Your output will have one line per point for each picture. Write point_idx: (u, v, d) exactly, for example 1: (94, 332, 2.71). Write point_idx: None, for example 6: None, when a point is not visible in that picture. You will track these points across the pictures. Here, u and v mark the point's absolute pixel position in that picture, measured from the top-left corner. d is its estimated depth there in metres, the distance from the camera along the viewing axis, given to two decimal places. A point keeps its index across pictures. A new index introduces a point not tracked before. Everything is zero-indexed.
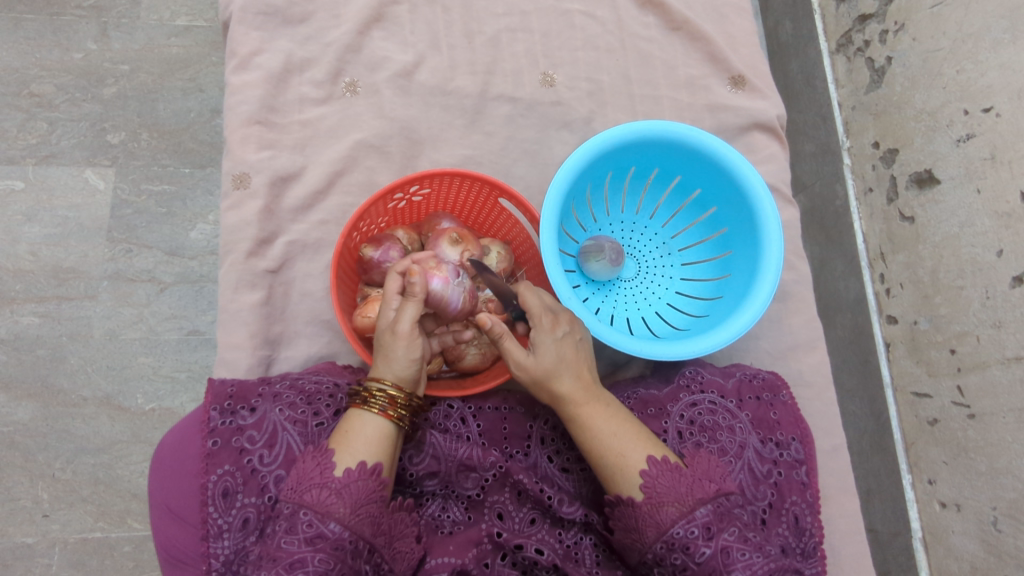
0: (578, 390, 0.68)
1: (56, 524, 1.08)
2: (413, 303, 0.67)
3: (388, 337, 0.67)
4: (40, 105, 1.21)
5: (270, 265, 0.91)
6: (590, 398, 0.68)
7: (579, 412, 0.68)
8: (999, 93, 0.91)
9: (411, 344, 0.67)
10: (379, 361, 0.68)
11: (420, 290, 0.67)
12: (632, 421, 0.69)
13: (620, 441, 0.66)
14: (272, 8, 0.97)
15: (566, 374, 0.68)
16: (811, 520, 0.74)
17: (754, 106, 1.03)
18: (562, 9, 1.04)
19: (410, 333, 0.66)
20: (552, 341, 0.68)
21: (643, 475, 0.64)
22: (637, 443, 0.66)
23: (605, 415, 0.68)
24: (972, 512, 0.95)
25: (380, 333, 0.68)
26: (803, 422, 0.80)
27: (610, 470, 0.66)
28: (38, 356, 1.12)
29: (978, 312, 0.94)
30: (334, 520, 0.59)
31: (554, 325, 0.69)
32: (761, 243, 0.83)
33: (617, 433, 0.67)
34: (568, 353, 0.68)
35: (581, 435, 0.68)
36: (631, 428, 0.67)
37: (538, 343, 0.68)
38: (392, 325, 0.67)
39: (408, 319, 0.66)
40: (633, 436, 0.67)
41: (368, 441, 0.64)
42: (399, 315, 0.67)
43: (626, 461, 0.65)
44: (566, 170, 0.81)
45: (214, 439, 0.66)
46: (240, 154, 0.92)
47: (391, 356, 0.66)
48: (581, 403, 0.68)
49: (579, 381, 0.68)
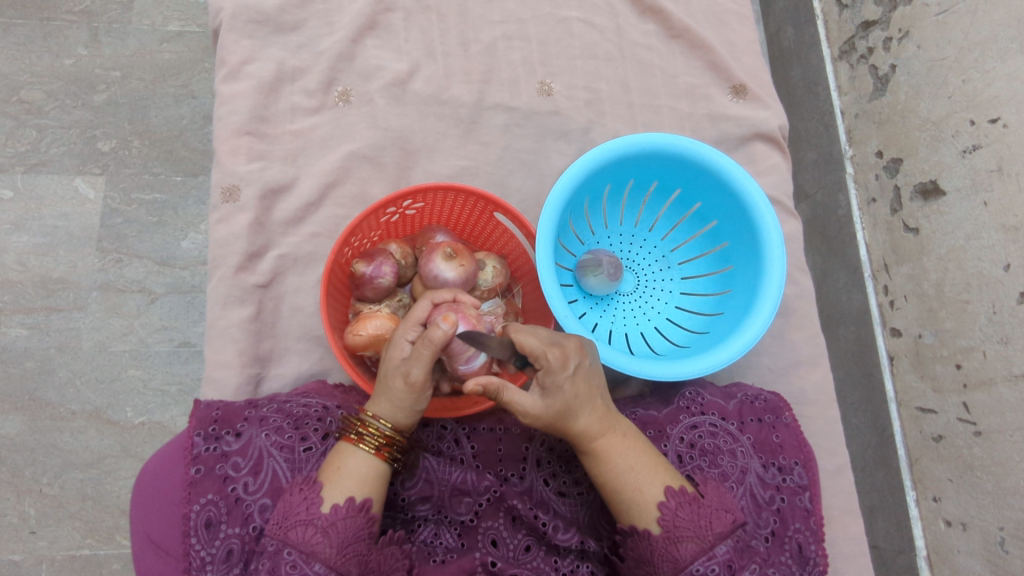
0: (595, 424, 0.64)
1: (43, 541, 1.06)
2: (430, 351, 0.60)
3: (398, 380, 0.62)
4: (30, 111, 1.19)
5: (260, 279, 0.89)
6: (606, 429, 0.65)
7: (595, 447, 0.64)
8: (1006, 103, 0.88)
9: (419, 397, 0.63)
10: (381, 397, 0.64)
11: (441, 339, 0.59)
12: (645, 447, 0.66)
13: (636, 477, 0.63)
14: (264, 16, 0.95)
15: (583, 411, 0.63)
16: (815, 548, 0.72)
17: (755, 116, 1.01)
18: (560, 17, 1.02)
19: (421, 385, 0.62)
20: (565, 381, 0.61)
21: (661, 508, 0.62)
22: (654, 477, 0.64)
23: (622, 447, 0.65)
24: (978, 532, 0.93)
25: (388, 367, 0.63)
26: (807, 446, 0.77)
27: (626, 504, 0.63)
28: (26, 368, 1.10)
29: (985, 328, 0.92)
30: (319, 561, 0.57)
31: (564, 362, 0.61)
32: (763, 259, 0.82)
33: (634, 466, 0.64)
34: (581, 388, 0.62)
35: (595, 464, 0.65)
36: (648, 457, 0.65)
37: (549, 386, 0.61)
38: (404, 371, 0.61)
39: (422, 370, 0.61)
40: (650, 467, 0.64)
41: (359, 478, 0.62)
42: (414, 361, 0.61)
43: (643, 495, 0.63)
44: (564, 184, 0.79)
45: (197, 466, 0.64)
46: (229, 166, 0.90)
47: (396, 401, 0.63)
48: (597, 436, 0.64)
49: (596, 414, 0.64)
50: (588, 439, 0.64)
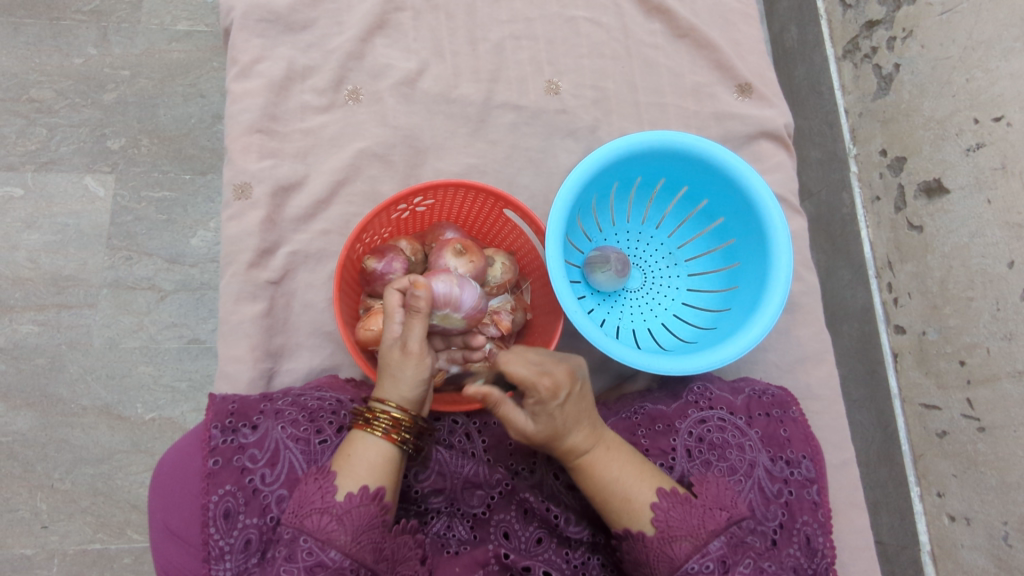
0: (583, 441, 0.65)
1: (55, 535, 1.07)
2: (419, 316, 0.64)
3: (397, 353, 0.65)
4: (40, 110, 1.20)
5: (272, 276, 0.90)
6: (594, 445, 0.65)
7: (581, 463, 0.65)
8: (1010, 102, 0.89)
9: (421, 365, 0.65)
10: (384, 381, 0.66)
11: (424, 304, 0.63)
12: (631, 455, 0.67)
13: (623, 485, 0.64)
14: (275, 15, 0.96)
15: (572, 432, 0.64)
16: (823, 540, 0.73)
17: (761, 115, 1.02)
18: (567, 16, 1.03)
19: (420, 352, 0.64)
20: (554, 409, 0.61)
21: (654, 509, 0.63)
22: (641, 482, 0.65)
23: (607, 459, 0.65)
24: (982, 527, 0.94)
25: (385, 349, 0.66)
26: (814, 439, 0.78)
27: (616, 512, 0.64)
28: (37, 365, 1.11)
29: (989, 325, 0.93)
30: (335, 548, 0.58)
31: (555, 391, 0.61)
32: (770, 255, 0.82)
33: (620, 477, 0.65)
34: (571, 412, 0.63)
35: (584, 476, 0.66)
36: (634, 465, 0.66)
37: (539, 412, 0.62)
38: (401, 343, 0.65)
39: (417, 337, 0.64)
40: (636, 473, 0.65)
41: (371, 466, 0.62)
42: (407, 332, 0.64)
43: (632, 503, 0.64)
44: (573, 180, 0.80)
45: (215, 458, 0.65)
46: (241, 163, 0.91)
47: (400, 378, 0.64)
48: (584, 452, 0.65)
49: (584, 433, 0.65)
50: (575, 455, 0.65)
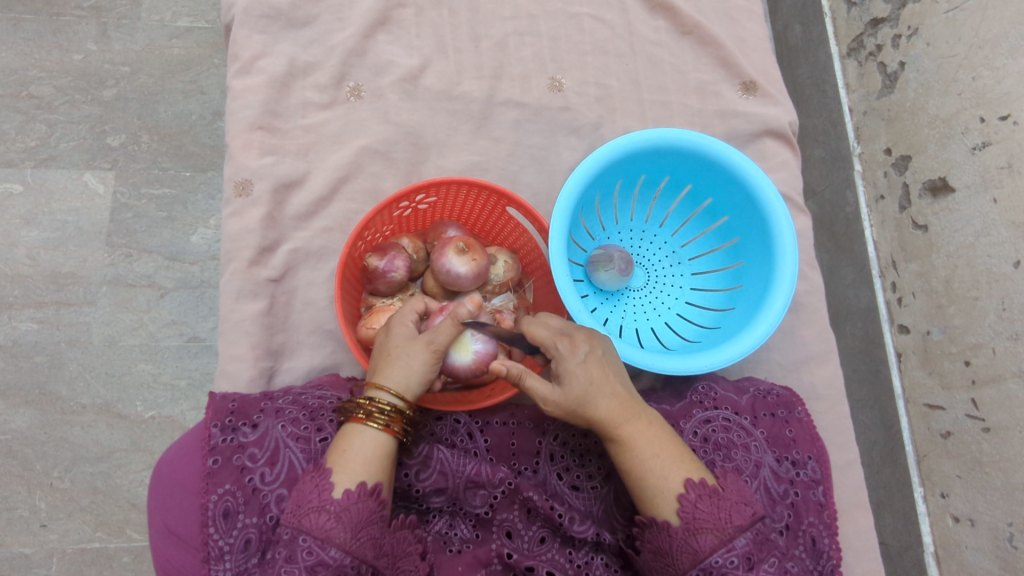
0: (617, 410, 0.65)
1: (54, 534, 1.06)
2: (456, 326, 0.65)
3: (421, 347, 0.65)
4: (40, 106, 1.19)
5: (272, 273, 0.89)
6: (630, 417, 0.65)
7: (621, 434, 0.65)
8: (1016, 100, 0.88)
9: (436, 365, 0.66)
10: (389, 369, 0.65)
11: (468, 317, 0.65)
12: (671, 438, 0.66)
13: (660, 463, 0.64)
14: (276, 11, 0.95)
15: (601, 398, 0.64)
16: (829, 542, 0.72)
17: (766, 112, 1.01)
18: (571, 13, 1.02)
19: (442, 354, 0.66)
20: (576, 367, 0.64)
21: (681, 500, 0.62)
22: (678, 467, 0.64)
23: (648, 434, 0.65)
24: (986, 528, 0.93)
25: (407, 341, 0.66)
26: (820, 440, 0.78)
27: (650, 491, 0.64)
28: (37, 363, 1.11)
29: (994, 325, 0.92)
30: (335, 546, 0.57)
31: (574, 349, 0.65)
32: (775, 254, 0.82)
33: (659, 453, 0.64)
34: (596, 373, 0.65)
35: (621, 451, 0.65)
36: (675, 445, 0.66)
37: (563, 373, 0.64)
38: (429, 339, 0.65)
39: (449, 339, 0.65)
40: (676, 457, 0.65)
41: (366, 461, 0.61)
42: (440, 331, 0.65)
43: (665, 485, 0.63)
44: (576, 178, 0.80)
45: (214, 457, 0.65)
46: (242, 160, 0.90)
47: (412, 369, 0.65)
48: (621, 423, 0.65)
49: (616, 401, 0.65)
50: (612, 426, 0.65)
